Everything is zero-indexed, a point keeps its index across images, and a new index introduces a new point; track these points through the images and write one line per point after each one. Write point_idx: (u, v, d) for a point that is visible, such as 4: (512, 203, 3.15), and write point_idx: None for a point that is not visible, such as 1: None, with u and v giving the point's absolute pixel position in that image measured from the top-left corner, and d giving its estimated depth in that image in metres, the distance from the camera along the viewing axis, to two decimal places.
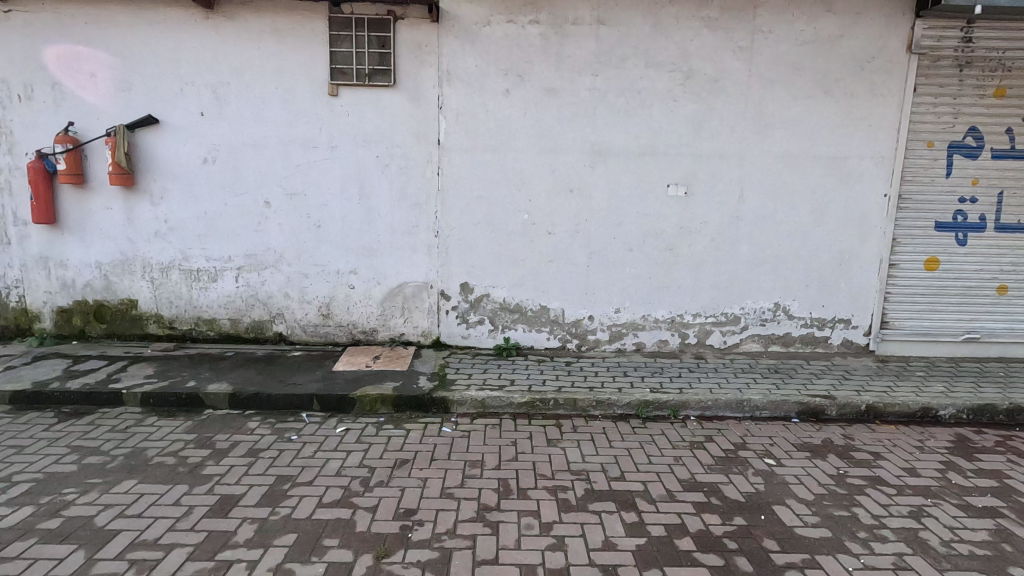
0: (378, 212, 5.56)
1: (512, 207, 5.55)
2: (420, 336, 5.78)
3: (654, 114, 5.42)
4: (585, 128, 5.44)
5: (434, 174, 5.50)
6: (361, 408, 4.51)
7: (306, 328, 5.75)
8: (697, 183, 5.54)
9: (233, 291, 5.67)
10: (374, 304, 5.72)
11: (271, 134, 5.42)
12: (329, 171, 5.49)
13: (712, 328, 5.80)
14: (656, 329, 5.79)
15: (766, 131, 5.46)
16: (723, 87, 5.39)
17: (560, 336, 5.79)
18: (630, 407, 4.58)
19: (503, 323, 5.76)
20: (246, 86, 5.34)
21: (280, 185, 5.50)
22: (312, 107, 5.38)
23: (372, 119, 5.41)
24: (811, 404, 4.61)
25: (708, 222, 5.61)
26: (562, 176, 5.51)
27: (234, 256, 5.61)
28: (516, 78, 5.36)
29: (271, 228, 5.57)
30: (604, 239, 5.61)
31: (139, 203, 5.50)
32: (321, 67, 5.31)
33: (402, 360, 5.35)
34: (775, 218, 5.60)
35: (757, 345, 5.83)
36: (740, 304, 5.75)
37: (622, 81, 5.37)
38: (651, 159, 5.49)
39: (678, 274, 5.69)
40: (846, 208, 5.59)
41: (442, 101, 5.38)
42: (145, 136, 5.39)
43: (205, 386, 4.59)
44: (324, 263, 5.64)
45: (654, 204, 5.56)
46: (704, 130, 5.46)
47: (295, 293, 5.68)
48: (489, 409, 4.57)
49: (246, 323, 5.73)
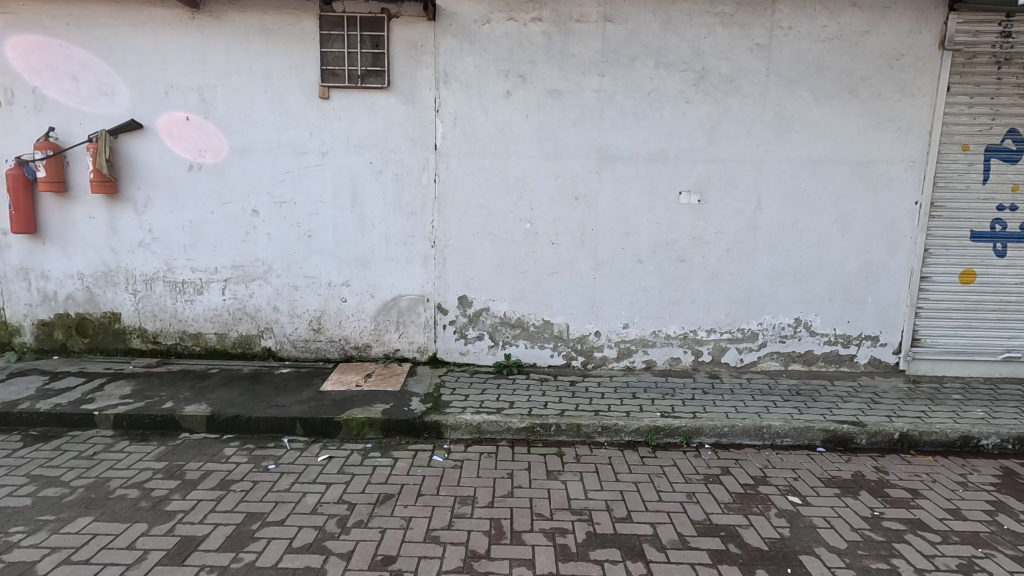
0: (371, 221, 5.27)
1: (513, 216, 5.22)
2: (417, 352, 5.45)
3: (665, 116, 5.07)
4: (591, 131, 5.10)
5: (431, 180, 5.19)
6: (347, 433, 4.19)
7: (296, 343, 5.45)
8: (711, 190, 5.17)
9: (220, 304, 5.39)
10: (367, 318, 5.40)
11: (259, 139, 5.15)
12: (320, 178, 5.21)
13: (728, 345, 5.41)
14: (667, 346, 5.41)
15: (786, 134, 5.09)
16: (739, 87, 5.03)
17: (564, 352, 5.43)
18: (638, 433, 4.21)
19: (504, 338, 5.42)
20: (234, 89, 5.07)
21: (269, 193, 5.22)
22: (303, 110, 5.10)
23: (365, 123, 5.12)
24: (838, 431, 4.21)
25: (723, 231, 5.23)
26: (566, 182, 5.17)
27: (222, 267, 5.34)
28: (517, 79, 5.05)
29: (259, 238, 5.29)
30: (612, 250, 5.26)
31: (123, 212, 5.24)
32: (312, 69, 5.03)
33: (395, 379, 5.02)
34: (796, 227, 5.22)
35: (777, 363, 5.42)
36: (758, 319, 5.35)
37: (630, 81, 5.03)
38: (662, 164, 5.13)
39: (691, 287, 5.31)
40: (873, 216, 5.19)
41: (439, 103, 5.08)
42: (129, 142, 5.14)
43: (183, 407, 4.29)
44: (315, 274, 5.34)
45: (665, 212, 5.20)
46: (719, 133, 5.09)
47: (285, 306, 5.39)
48: (485, 435, 4.23)
49: (233, 338, 5.45)
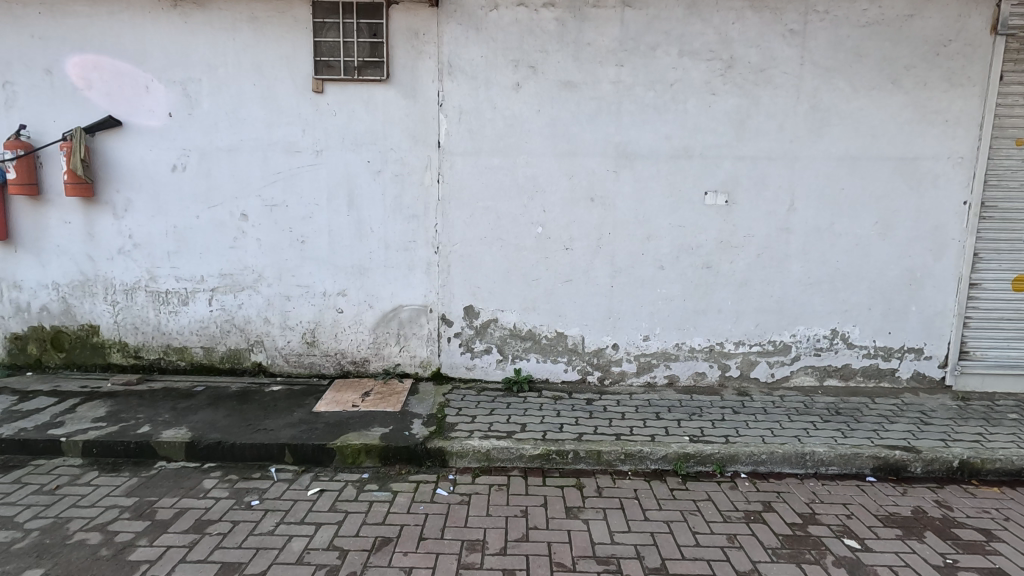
0: (369, 225, 4.85)
1: (524, 219, 4.80)
2: (419, 367, 5.03)
3: (689, 110, 4.64)
4: (608, 126, 4.68)
5: (434, 181, 4.78)
6: (342, 461, 3.77)
7: (288, 357, 5.03)
8: (740, 190, 4.74)
9: (207, 315, 4.98)
10: (365, 330, 4.99)
11: (248, 138, 4.74)
12: (314, 179, 4.80)
13: (758, 358, 4.96)
14: (691, 360, 4.97)
15: (822, 128, 4.65)
16: (771, 77, 4.60)
17: (579, 367, 5.00)
18: (666, 461, 3.79)
19: (513, 352, 4.99)
20: (220, 83, 4.67)
21: (259, 196, 4.82)
22: (294, 105, 4.70)
23: (362, 119, 4.71)
24: (889, 459, 3.77)
25: (752, 234, 4.80)
26: (581, 183, 4.75)
27: (208, 276, 4.93)
28: (528, 69, 4.63)
29: (248, 244, 4.88)
30: (630, 256, 4.83)
31: (101, 217, 4.84)
32: (304, 60, 4.63)
33: (396, 397, 4.59)
34: (832, 230, 4.78)
35: (811, 378, 4.98)
36: (791, 330, 4.91)
37: (652, 72, 4.61)
38: (686, 162, 4.70)
39: (718, 296, 4.88)
40: (917, 218, 4.74)
41: (442, 97, 4.67)
42: (107, 141, 4.74)
43: (160, 432, 3.87)
44: (309, 283, 4.93)
45: (689, 214, 4.77)
46: (749, 128, 4.66)
47: (276, 317, 4.98)
48: (495, 463, 3.80)
49: (220, 352, 5.03)
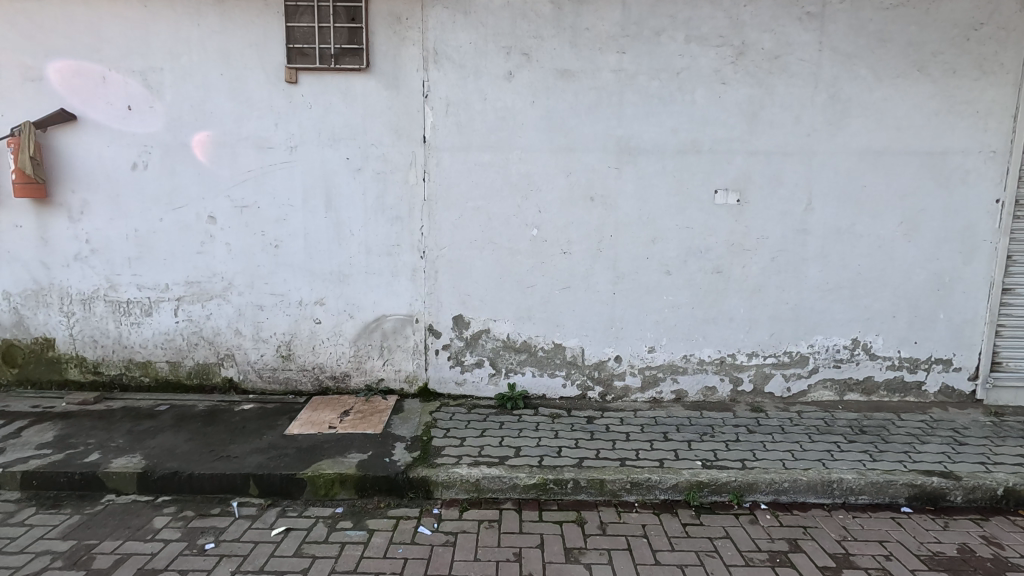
0: (349, 228, 4.45)
1: (517, 220, 4.40)
2: (404, 382, 4.62)
3: (697, 101, 4.25)
4: (609, 119, 4.28)
5: (419, 179, 4.38)
6: (313, 493, 3.37)
7: (262, 373, 4.62)
8: (752, 188, 4.35)
9: (172, 327, 4.56)
10: (346, 343, 4.58)
11: (215, 133, 4.34)
12: (288, 178, 4.39)
13: (772, 371, 4.57)
14: (701, 373, 4.57)
15: (842, 121, 4.27)
16: (786, 64, 4.21)
17: (578, 382, 4.59)
18: (677, 490, 3.39)
19: (507, 366, 4.58)
20: (183, 73, 4.26)
21: (227, 196, 4.41)
22: (265, 97, 4.29)
23: (340, 111, 4.31)
24: (926, 486, 3.37)
25: (767, 236, 4.40)
26: (580, 181, 4.35)
27: (173, 284, 4.52)
28: (521, 57, 4.23)
29: (217, 249, 4.47)
30: (634, 261, 4.43)
31: (55, 220, 4.43)
32: (275, 47, 4.23)
33: (377, 417, 4.18)
34: (853, 231, 4.39)
35: (831, 393, 4.59)
36: (808, 340, 4.52)
37: (656, 60, 4.21)
38: (694, 157, 4.31)
39: (729, 304, 4.48)
40: (945, 218, 4.36)
41: (427, 88, 4.27)
42: (61, 137, 4.33)
43: (110, 461, 3.46)
44: (284, 291, 4.52)
45: (697, 215, 4.37)
46: (762, 120, 4.28)
47: (248, 329, 4.56)
48: (486, 494, 3.41)
49: (187, 368, 4.62)
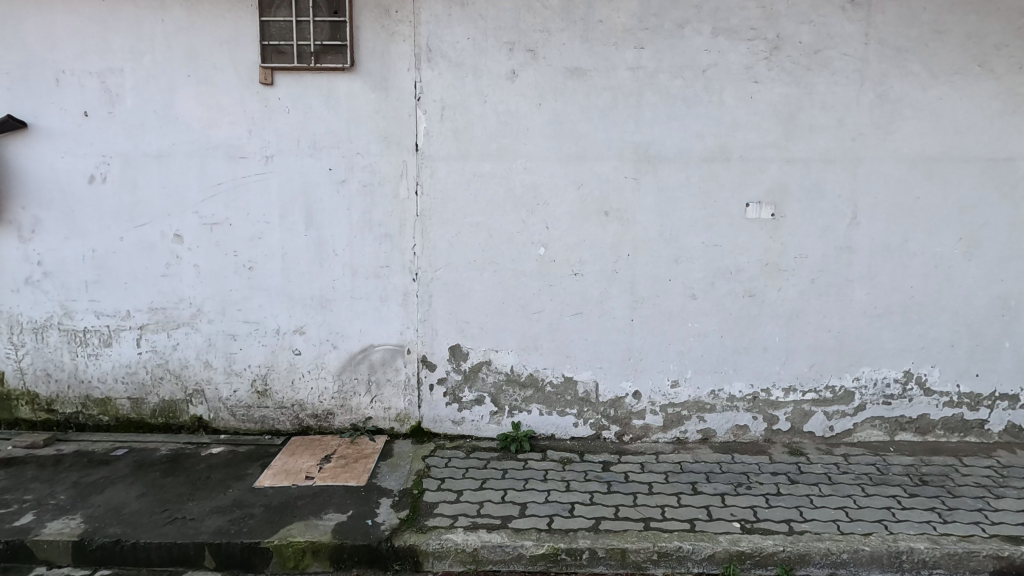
0: (332, 247, 3.94)
1: (522, 238, 3.89)
2: (395, 422, 4.10)
3: (726, 103, 3.75)
4: (625, 123, 3.78)
5: (411, 192, 3.88)
6: (281, 565, 2.86)
7: (235, 411, 4.10)
8: (789, 201, 3.82)
9: (134, 359, 4.06)
10: (328, 377, 4.06)
11: (182, 141, 3.86)
12: (263, 192, 3.90)
13: (813, 409, 4.01)
14: (731, 411, 4.02)
15: (892, 123, 3.75)
16: (827, 60, 3.70)
17: (591, 420, 4.05)
18: (713, 562, 2.87)
19: (510, 402, 4.05)
20: (146, 75, 3.80)
21: (196, 212, 3.92)
22: (238, 101, 3.82)
23: (321, 117, 3.83)
24: (1014, 559, 2.83)
25: (806, 256, 3.87)
26: (593, 194, 3.84)
27: (135, 311, 4.02)
28: (526, 53, 3.74)
29: (184, 272, 3.98)
30: (654, 284, 3.90)
31: (4, 240, 3.95)
32: (249, 45, 3.76)
33: (362, 464, 3.66)
34: (905, 248, 3.85)
35: (880, 434, 4.02)
36: (854, 373, 3.96)
37: (679, 56, 3.72)
38: (722, 166, 3.80)
39: (763, 332, 3.94)
40: (1010, 234, 3.82)
41: (420, 89, 3.78)
42: (10, 146, 3.86)
43: (43, 525, 2.96)
44: (259, 318, 4.01)
45: (726, 231, 3.85)
46: (800, 124, 3.76)
47: (219, 361, 4.05)
48: (485, 566, 2.90)
49: (151, 405, 4.10)
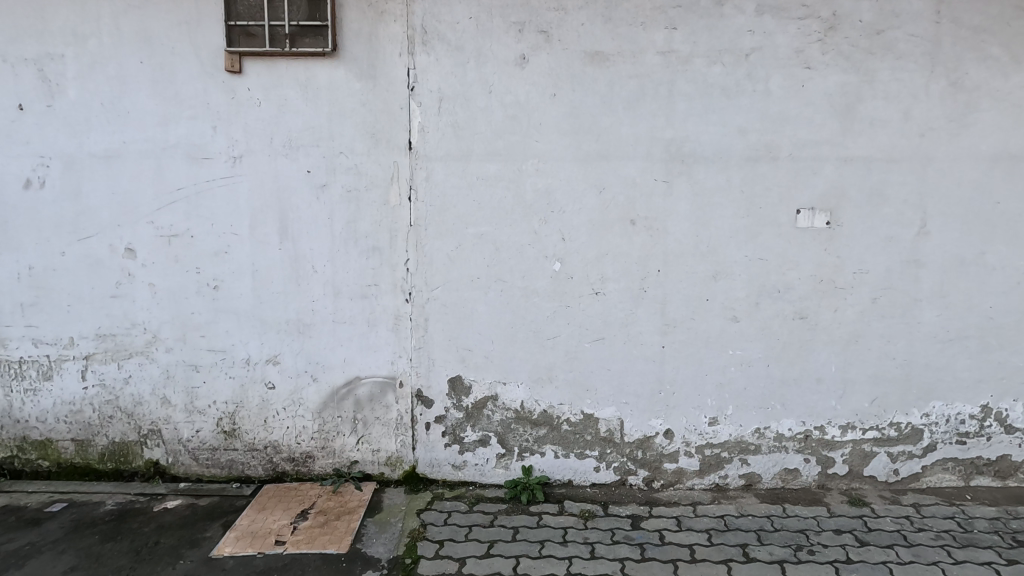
0: (311, 263, 3.36)
1: (534, 251, 3.32)
2: (385, 467, 3.50)
3: (772, 92, 3.19)
4: (654, 117, 3.22)
5: (404, 198, 3.30)
6: None
7: (197, 454, 3.50)
8: (847, 207, 3.26)
9: (78, 395, 3.46)
10: (307, 414, 3.46)
11: (134, 140, 3.29)
12: (229, 198, 3.33)
13: (874, 450, 3.43)
14: (779, 452, 3.44)
15: (967, 116, 3.19)
16: (891, 42, 3.15)
17: (615, 464, 3.46)
18: None
19: (520, 444, 3.45)
20: (91, 61, 3.23)
21: (151, 223, 3.34)
22: (199, 91, 3.25)
23: (297, 110, 3.26)
24: None
25: (866, 271, 3.30)
26: (617, 199, 3.27)
27: (80, 339, 3.42)
28: (538, 35, 3.19)
29: (137, 292, 3.39)
30: (689, 305, 3.33)
31: None
32: (212, 26, 3.21)
33: (345, 523, 3.07)
34: (982, 263, 3.29)
35: (952, 478, 3.45)
36: (923, 408, 3.39)
37: (717, 38, 3.16)
38: (769, 167, 3.23)
39: (817, 360, 3.37)
40: None
41: (414, 77, 3.22)
42: None
43: None
44: (226, 346, 3.42)
45: (773, 243, 3.28)
46: (860, 117, 3.20)
47: (178, 396, 3.46)
48: None
49: (99, 449, 3.50)
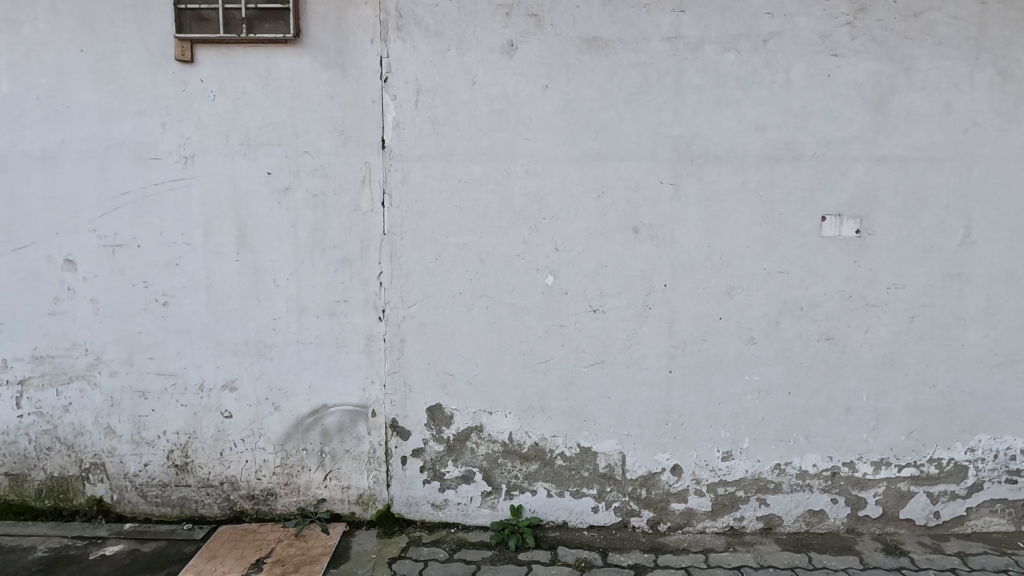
0: (272, 276, 2.98)
1: (524, 263, 2.93)
2: (356, 505, 3.10)
3: (794, 83, 2.80)
4: (660, 111, 2.83)
5: (376, 204, 2.93)
6: None
7: (145, 491, 3.11)
8: (880, 213, 2.86)
9: (12, 424, 3.09)
10: (268, 446, 3.07)
11: (74, 138, 2.93)
12: (181, 204, 2.96)
13: (912, 490, 3.01)
14: (803, 492, 3.02)
15: (1019, 109, 2.79)
16: (930, 25, 2.76)
17: (616, 504, 3.05)
18: None
19: (508, 481, 3.05)
20: (26, 50, 2.88)
21: (93, 231, 2.98)
22: (147, 83, 2.89)
23: (256, 104, 2.89)
24: None
25: (902, 286, 2.90)
26: (618, 204, 2.88)
27: (14, 361, 3.05)
28: (528, 19, 2.81)
29: (78, 308, 3.02)
30: (699, 324, 2.93)
31: None
32: (161, 10, 2.85)
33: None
34: None
35: (1001, 522, 3.03)
36: (968, 442, 2.97)
37: (731, 21, 2.78)
38: (790, 168, 2.84)
39: (845, 387, 2.96)
40: None
41: (387, 66, 2.85)
42: None
43: None
44: (177, 369, 3.04)
45: (795, 254, 2.89)
46: (894, 111, 2.81)
47: (124, 426, 3.08)
48: None
49: (36, 484, 3.12)
